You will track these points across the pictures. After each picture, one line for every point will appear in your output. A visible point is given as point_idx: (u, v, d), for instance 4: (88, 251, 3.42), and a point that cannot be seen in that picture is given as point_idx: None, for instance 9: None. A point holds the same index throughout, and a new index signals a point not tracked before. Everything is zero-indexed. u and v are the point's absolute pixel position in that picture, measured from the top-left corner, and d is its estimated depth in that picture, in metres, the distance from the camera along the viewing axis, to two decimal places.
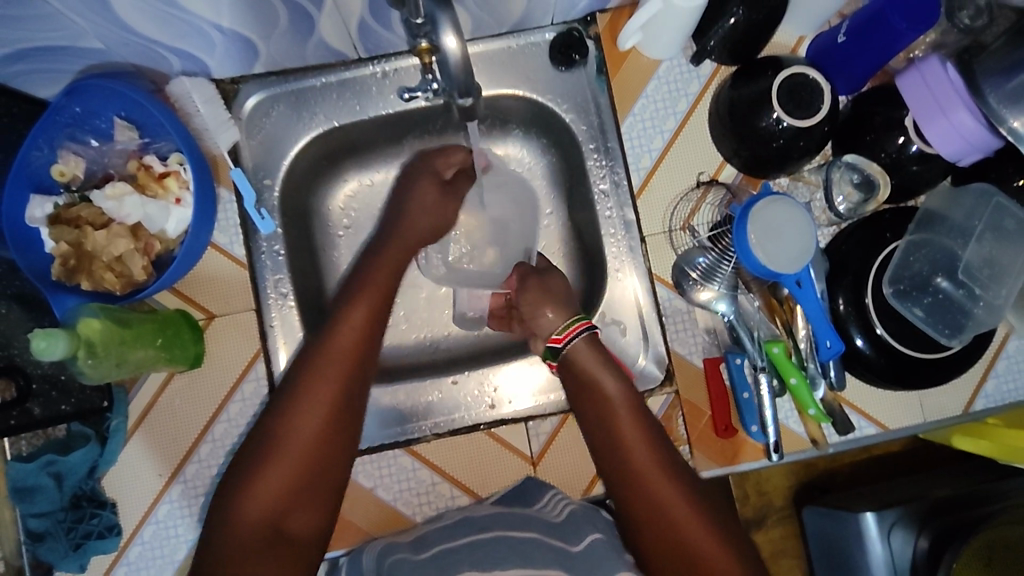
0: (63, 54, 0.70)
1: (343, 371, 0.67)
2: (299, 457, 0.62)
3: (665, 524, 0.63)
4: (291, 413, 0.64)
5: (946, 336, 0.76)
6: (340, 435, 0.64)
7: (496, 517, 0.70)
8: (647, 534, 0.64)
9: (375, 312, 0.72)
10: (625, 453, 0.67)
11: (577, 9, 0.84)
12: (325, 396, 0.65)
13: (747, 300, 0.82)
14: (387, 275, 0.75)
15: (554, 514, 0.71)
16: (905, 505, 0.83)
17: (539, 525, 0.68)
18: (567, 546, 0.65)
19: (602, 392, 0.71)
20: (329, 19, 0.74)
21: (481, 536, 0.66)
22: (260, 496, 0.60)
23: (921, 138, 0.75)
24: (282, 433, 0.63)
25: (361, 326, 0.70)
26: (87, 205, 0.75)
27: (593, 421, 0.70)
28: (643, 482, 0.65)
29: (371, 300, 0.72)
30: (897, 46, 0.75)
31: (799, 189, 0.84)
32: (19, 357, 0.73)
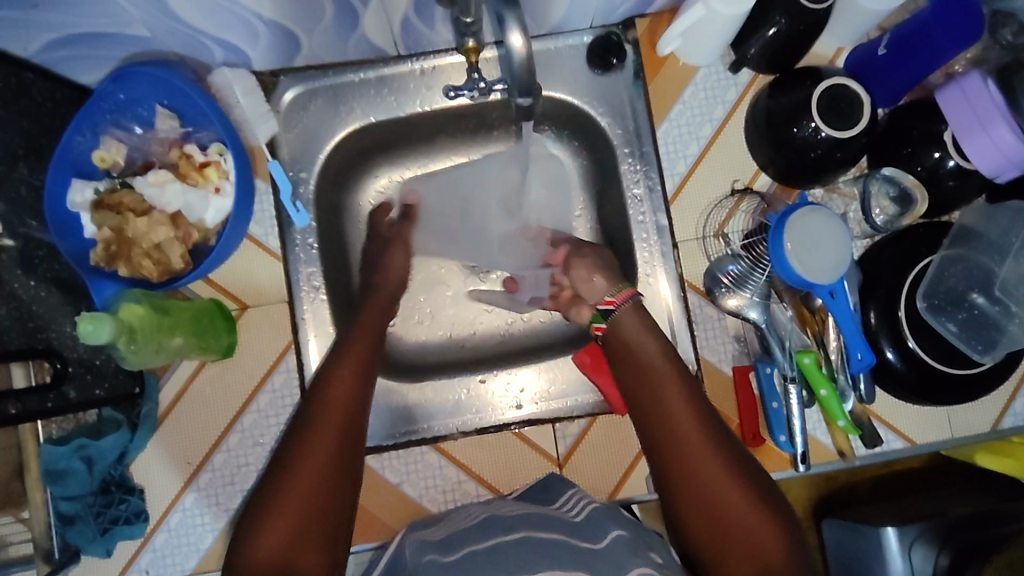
0: (109, 41, 0.70)
1: (340, 416, 0.69)
2: (313, 488, 0.64)
3: (705, 493, 0.65)
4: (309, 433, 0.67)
5: (979, 352, 0.76)
6: (344, 474, 0.66)
7: (527, 519, 0.70)
8: (687, 505, 0.66)
9: (365, 362, 0.74)
10: (664, 422, 0.69)
11: (617, 13, 0.84)
12: (326, 440, 0.66)
13: (780, 309, 0.82)
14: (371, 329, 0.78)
15: (574, 513, 0.71)
16: (928, 521, 0.83)
17: (562, 526, 0.68)
18: (592, 546, 0.64)
19: (642, 362, 0.72)
20: (374, 15, 0.74)
21: (509, 537, 0.66)
22: (272, 537, 0.60)
23: (959, 153, 0.75)
24: (288, 478, 0.64)
25: (355, 375, 0.72)
26: (129, 192, 0.75)
27: (633, 390, 0.72)
28: (681, 453, 0.67)
29: (357, 351, 0.75)
30: (937, 62, 0.75)
31: (834, 201, 0.85)
32: (56, 340, 0.69)
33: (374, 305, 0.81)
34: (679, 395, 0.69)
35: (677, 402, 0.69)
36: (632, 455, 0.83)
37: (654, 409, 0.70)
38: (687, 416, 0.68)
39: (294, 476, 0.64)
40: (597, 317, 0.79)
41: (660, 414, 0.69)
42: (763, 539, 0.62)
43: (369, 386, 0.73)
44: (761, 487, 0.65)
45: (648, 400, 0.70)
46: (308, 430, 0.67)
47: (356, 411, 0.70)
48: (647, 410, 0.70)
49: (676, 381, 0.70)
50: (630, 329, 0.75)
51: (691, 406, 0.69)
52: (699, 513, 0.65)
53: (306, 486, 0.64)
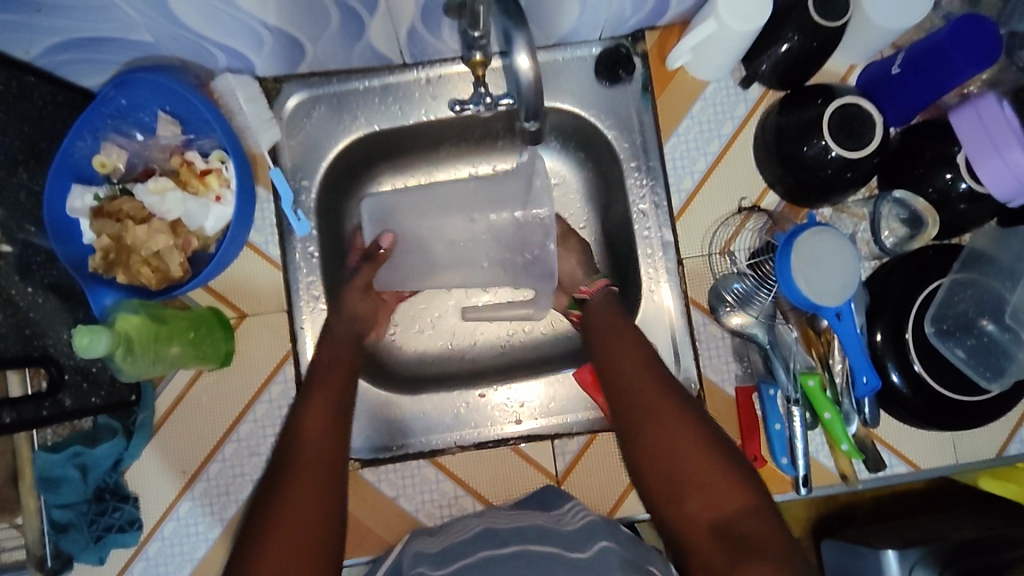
0: (111, 46, 0.69)
1: (325, 413, 0.70)
2: (308, 489, 0.64)
3: (667, 461, 0.66)
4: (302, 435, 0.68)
5: (986, 380, 0.75)
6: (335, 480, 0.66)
7: (523, 533, 0.68)
8: (652, 475, 0.66)
9: (342, 385, 0.74)
10: (627, 399, 0.71)
11: (627, 25, 0.82)
12: (308, 457, 0.66)
13: (785, 330, 0.80)
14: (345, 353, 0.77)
15: (570, 523, 0.70)
16: (928, 545, 0.82)
17: (552, 539, 0.67)
18: (579, 555, 0.64)
19: (609, 343, 0.75)
20: (380, 24, 0.73)
21: (502, 550, 0.65)
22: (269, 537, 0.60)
23: (972, 176, 0.74)
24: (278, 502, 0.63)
25: (328, 396, 0.72)
26: (130, 198, 0.75)
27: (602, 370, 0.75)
28: (642, 425, 0.68)
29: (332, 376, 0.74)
30: (953, 83, 0.73)
31: (842, 221, 0.83)
32: (52, 347, 0.68)
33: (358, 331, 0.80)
34: (641, 372, 0.72)
35: (637, 377, 0.71)
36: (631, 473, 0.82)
37: (618, 387, 0.72)
38: (649, 389, 0.70)
39: (284, 497, 0.63)
40: (572, 303, 0.84)
41: (624, 391, 0.71)
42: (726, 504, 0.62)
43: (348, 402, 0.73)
44: (724, 454, 0.65)
45: (614, 378, 0.73)
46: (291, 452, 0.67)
47: (338, 425, 0.70)
48: (613, 388, 0.72)
49: (640, 358, 0.73)
50: (601, 315, 0.79)
51: (654, 380, 0.71)
52: (664, 482, 0.65)
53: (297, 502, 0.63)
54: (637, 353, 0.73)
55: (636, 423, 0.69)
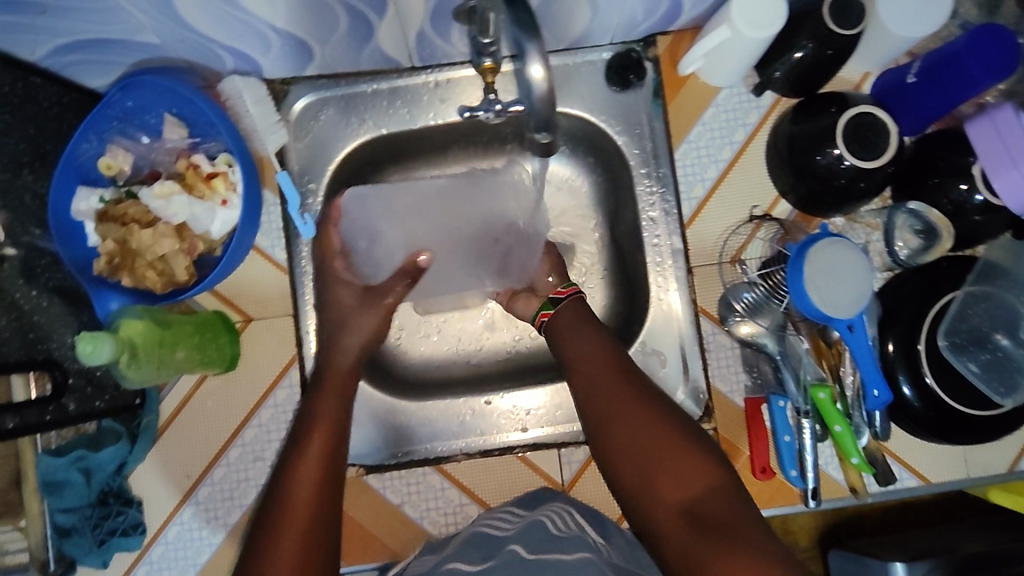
0: (117, 48, 0.68)
1: (333, 414, 0.66)
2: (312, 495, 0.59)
3: (632, 444, 0.61)
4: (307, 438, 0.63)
5: (999, 395, 0.74)
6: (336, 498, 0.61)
7: (525, 531, 0.69)
8: (618, 461, 0.62)
9: (346, 393, 0.68)
10: (586, 382, 0.67)
11: (639, 30, 0.81)
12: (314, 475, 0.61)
13: (795, 341, 0.79)
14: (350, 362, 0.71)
15: (564, 529, 0.69)
16: (936, 558, 0.81)
17: (532, 539, 0.67)
18: (561, 556, 0.63)
19: (569, 328, 0.72)
20: (389, 28, 0.72)
21: (484, 565, 0.65)
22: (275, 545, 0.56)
23: (987, 187, 0.72)
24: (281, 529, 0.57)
25: (336, 400, 0.67)
26: (135, 202, 0.74)
27: (562, 356, 0.71)
28: (604, 408, 0.64)
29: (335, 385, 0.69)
30: (969, 93, 0.72)
31: (855, 231, 0.82)
32: (57, 351, 0.68)
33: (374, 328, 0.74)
34: (599, 354, 0.68)
35: (595, 359, 0.68)
36: None
37: (576, 371, 0.68)
38: (608, 370, 0.66)
39: (285, 522, 0.57)
40: (544, 304, 0.76)
41: (582, 375, 0.67)
42: (696, 486, 0.58)
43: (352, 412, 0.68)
44: (691, 434, 0.61)
45: (573, 362, 0.69)
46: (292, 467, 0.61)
47: (340, 438, 0.64)
48: (572, 373, 0.69)
49: (605, 354, 0.68)
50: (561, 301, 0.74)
51: (614, 361, 0.67)
52: (631, 467, 0.61)
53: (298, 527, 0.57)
54: (595, 335, 0.70)
55: (598, 408, 0.65)
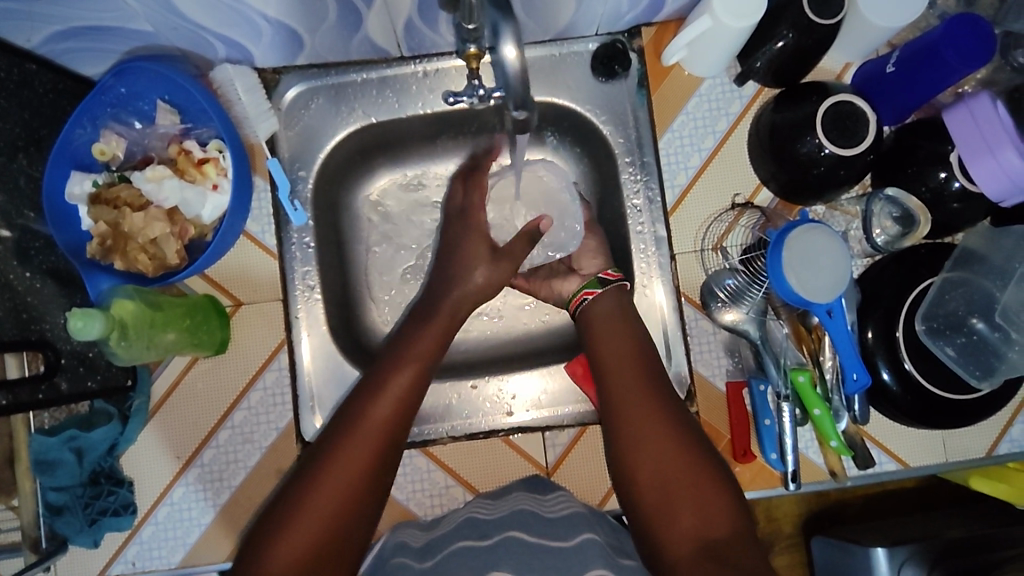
0: (111, 35, 0.70)
1: (397, 395, 0.69)
2: (345, 479, 0.63)
3: (659, 467, 0.65)
4: (355, 418, 0.67)
5: (976, 378, 0.75)
6: (357, 509, 0.63)
7: (512, 518, 0.70)
8: (643, 483, 0.65)
9: (413, 384, 0.70)
10: (621, 403, 0.70)
11: (623, 21, 0.83)
12: (341, 487, 0.63)
13: (775, 326, 0.81)
14: (410, 384, 0.70)
15: (553, 510, 0.71)
16: (918, 543, 0.82)
17: (530, 524, 0.68)
18: (560, 543, 0.65)
19: (604, 349, 0.75)
20: (377, 17, 0.73)
21: (485, 542, 0.66)
22: (297, 528, 0.60)
23: (965, 175, 0.74)
24: (295, 521, 0.61)
25: (405, 381, 0.70)
26: (127, 186, 0.76)
27: (602, 370, 0.74)
28: (635, 431, 0.68)
29: (387, 406, 0.68)
30: (948, 82, 0.73)
31: (835, 218, 0.84)
32: (50, 332, 0.69)
33: (433, 328, 0.76)
34: (635, 380, 0.71)
35: (631, 385, 0.71)
36: None
37: (611, 392, 0.71)
38: (643, 396, 0.70)
39: (301, 512, 0.61)
40: (590, 282, 0.80)
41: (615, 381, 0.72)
42: (716, 518, 0.61)
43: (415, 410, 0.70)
44: (716, 468, 0.65)
45: (608, 381, 0.72)
46: (323, 473, 0.63)
47: (393, 426, 0.67)
48: (607, 391, 0.72)
49: (637, 367, 0.72)
50: (599, 323, 0.77)
51: (646, 376, 0.72)
52: (654, 487, 0.64)
53: (312, 529, 0.61)
54: (634, 359, 0.73)
55: (626, 418, 0.69)
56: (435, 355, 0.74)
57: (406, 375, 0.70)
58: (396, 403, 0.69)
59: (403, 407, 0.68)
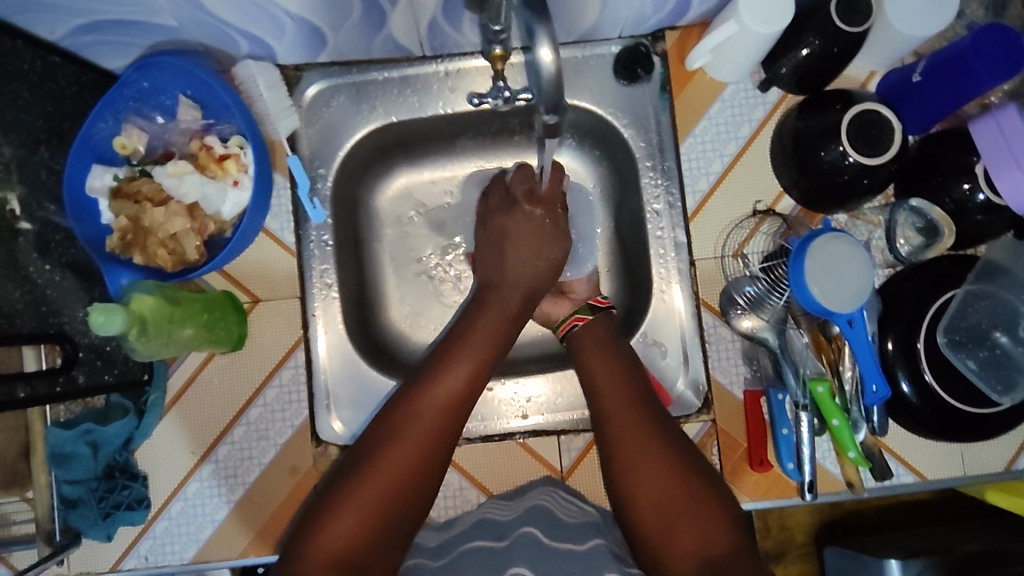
0: (135, 29, 0.70)
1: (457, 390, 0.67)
2: (396, 472, 0.62)
3: (655, 488, 0.64)
4: (410, 408, 0.65)
5: (997, 393, 0.75)
6: (397, 514, 0.61)
7: (528, 515, 0.70)
8: (643, 508, 0.64)
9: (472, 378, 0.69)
10: (616, 424, 0.68)
11: (647, 24, 0.82)
12: (388, 481, 0.61)
13: (796, 335, 0.80)
14: (466, 376, 0.68)
15: (568, 513, 0.71)
16: (932, 555, 0.81)
17: (547, 523, 0.68)
18: (572, 546, 0.65)
19: (598, 367, 0.73)
20: (401, 15, 0.73)
21: (499, 544, 0.67)
22: (342, 523, 0.59)
23: (990, 187, 0.73)
24: (336, 517, 0.59)
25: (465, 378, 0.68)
26: (148, 180, 0.75)
27: (589, 388, 0.72)
28: (629, 455, 0.66)
29: (444, 399, 0.66)
30: (976, 92, 0.72)
31: (858, 227, 0.83)
32: (68, 325, 0.70)
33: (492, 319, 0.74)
34: (630, 400, 0.70)
35: (625, 405, 0.69)
36: None
37: (606, 413, 0.69)
38: (634, 413, 0.68)
39: (347, 506, 0.60)
40: (580, 308, 0.80)
41: (606, 399, 0.70)
42: (718, 544, 0.60)
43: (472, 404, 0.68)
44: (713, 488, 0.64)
45: (602, 402, 0.70)
46: (372, 466, 0.62)
47: (453, 417, 0.66)
48: (602, 412, 0.70)
49: (626, 384, 0.71)
50: (591, 341, 0.76)
51: (636, 394, 0.70)
52: (651, 506, 0.63)
53: (353, 526, 0.59)
54: (627, 378, 0.72)
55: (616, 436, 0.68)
56: (493, 349, 0.72)
57: (462, 373, 0.68)
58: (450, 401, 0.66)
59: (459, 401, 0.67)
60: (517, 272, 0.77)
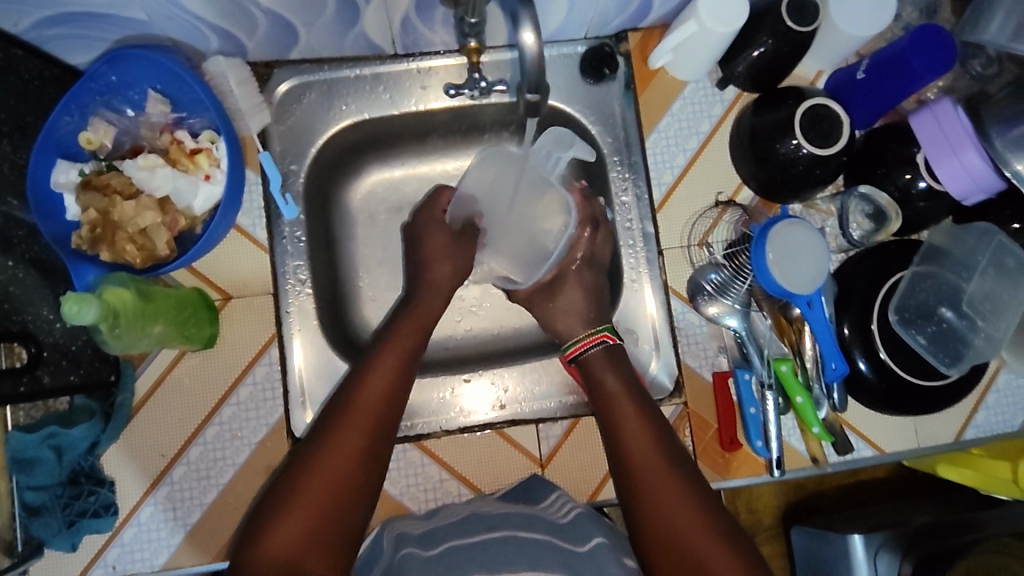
0: (103, 22, 0.69)
1: (390, 380, 0.71)
2: (346, 458, 0.65)
3: (651, 481, 0.69)
4: (351, 403, 0.69)
5: (946, 365, 0.79)
6: (352, 498, 0.64)
7: (518, 521, 0.70)
8: (640, 499, 0.69)
9: (402, 366, 0.73)
10: (618, 424, 0.74)
11: (611, 26, 0.86)
12: (338, 471, 0.64)
13: (759, 318, 0.85)
14: (375, 408, 0.69)
15: (561, 515, 0.72)
16: (890, 530, 0.84)
17: (542, 526, 0.69)
18: (575, 547, 0.66)
19: (613, 391, 0.76)
20: (374, 12, 0.74)
21: (491, 535, 0.67)
22: (299, 511, 0.61)
23: (931, 175, 0.79)
24: (257, 554, 0.59)
25: (393, 371, 0.72)
26: (118, 174, 0.74)
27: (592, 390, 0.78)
28: (642, 467, 0.71)
29: (355, 434, 0.67)
30: (912, 87, 0.78)
31: (811, 217, 0.88)
32: (32, 323, 0.67)
33: (396, 340, 0.76)
34: (633, 407, 0.74)
35: (636, 426, 0.73)
36: None
37: (613, 419, 0.74)
38: (632, 414, 0.74)
39: (299, 495, 0.62)
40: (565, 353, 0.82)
41: (606, 400, 0.76)
42: (716, 555, 0.64)
43: (405, 393, 0.72)
44: (693, 481, 0.69)
45: (607, 409, 0.75)
46: (289, 501, 0.62)
47: (392, 400, 0.70)
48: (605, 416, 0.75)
49: (624, 389, 0.76)
50: (610, 374, 0.77)
51: (629, 394, 0.76)
52: (644, 496, 0.69)
53: (309, 514, 0.61)
54: (634, 400, 0.75)
55: (619, 436, 0.73)
56: (411, 356, 0.75)
57: (390, 363, 0.73)
58: (387, 385, 0.71)
59: (373, 431, 0.68)
60: (440, 270, 0.82)
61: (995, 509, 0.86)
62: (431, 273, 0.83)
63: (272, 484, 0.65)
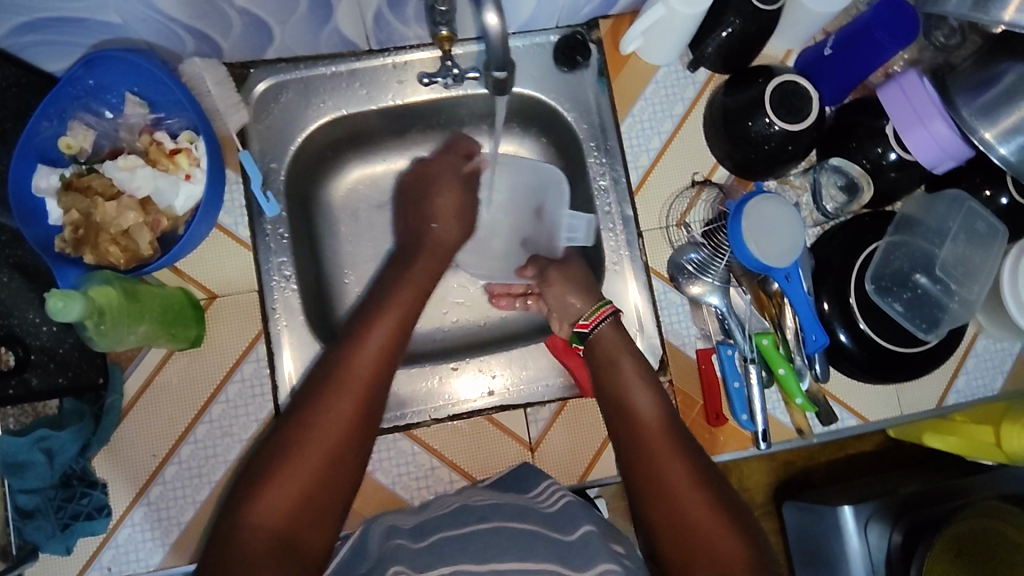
0: (77, 27, 0.69)
1: (379, 352, 0.71)
2: (335, 431, 0.65)
3: (644, 443, 0.71)
4: (339, 375, 0.68)
5: (923, 330, 0.80)
6: (338, 472, 0.65)
7: (511, 512, 0.70)
8: (633, 460, 0.71)
9: (392, 338, 0.73)
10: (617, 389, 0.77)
11: (582, 14, 0.87)
12: (325, 445, 0.64)
13: (738, 294, 0.86)
14: (366, 381, 0.69)
15: (548, 505, 0.73)
16: (881, 499, 0.85)
17: (536, 517, 0.69)
18: (565, 537, 0.66)
19: (612, 358, 0.79)
20: (347, 7, 0.75)
21: (484, 525, 0.67)
22: (282, 486, 0.62)
23: (901, 146, 0.80)
24: (239, 526, 0.60)
25: (381, 343, 0.72)
26: (99, 175, 0.75)
27: (593, 357, 0.80)
28: (638, 429, 0.73)
29: (342, 408, 0.67)
30: (878, 60, 0.80)
31: (786, 192, 0.89)
32: (18, 328, 0.68)
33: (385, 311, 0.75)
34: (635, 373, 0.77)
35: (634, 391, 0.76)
36: (601, 437, 0.84)
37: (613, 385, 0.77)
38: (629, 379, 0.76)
39: (281, 470, 0.63)
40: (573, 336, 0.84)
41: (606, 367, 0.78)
42: (702, 512, 0.66)
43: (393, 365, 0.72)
44: (685, 442, 0.71)
45: (607, 375, 0.78)
46: (272, 475, 0.62)
47: (381, 371, 0.70)
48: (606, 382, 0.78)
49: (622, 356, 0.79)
50: (615, 347, 0.79)
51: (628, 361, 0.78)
52: (638, 456, 0.71)
53: (293, 488, 0.62)
54: (633, 366, 0.78)
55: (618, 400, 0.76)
56: (399, 327, 0.75)
57: (380, 335, 0.72)
58: (377, 357, 0.71)
59: (363, 404, 0.68)
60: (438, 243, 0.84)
61: (981, 475, 0.87)
62: (422, 250, 0.83)
63: (255, 456, 0.65)
